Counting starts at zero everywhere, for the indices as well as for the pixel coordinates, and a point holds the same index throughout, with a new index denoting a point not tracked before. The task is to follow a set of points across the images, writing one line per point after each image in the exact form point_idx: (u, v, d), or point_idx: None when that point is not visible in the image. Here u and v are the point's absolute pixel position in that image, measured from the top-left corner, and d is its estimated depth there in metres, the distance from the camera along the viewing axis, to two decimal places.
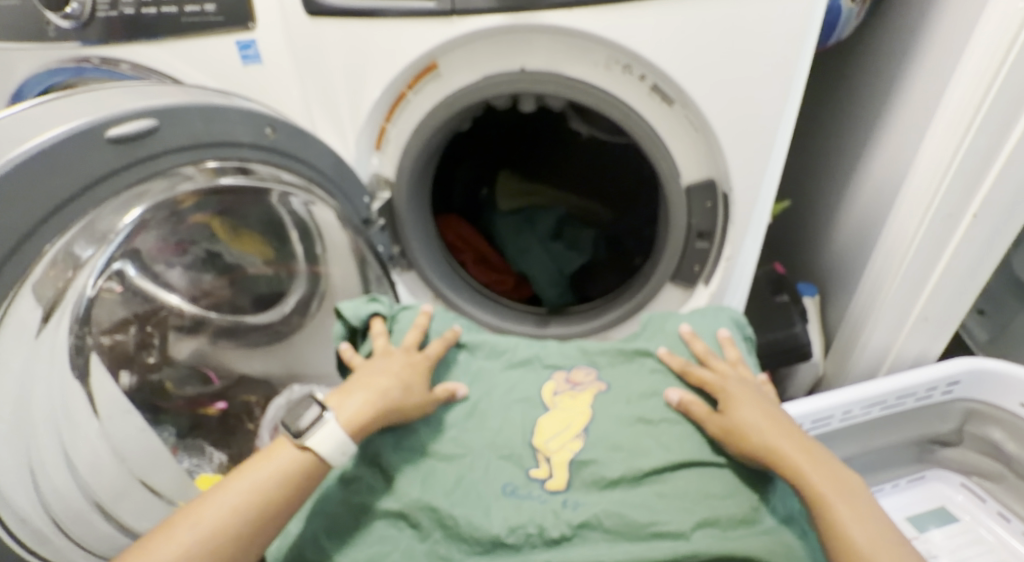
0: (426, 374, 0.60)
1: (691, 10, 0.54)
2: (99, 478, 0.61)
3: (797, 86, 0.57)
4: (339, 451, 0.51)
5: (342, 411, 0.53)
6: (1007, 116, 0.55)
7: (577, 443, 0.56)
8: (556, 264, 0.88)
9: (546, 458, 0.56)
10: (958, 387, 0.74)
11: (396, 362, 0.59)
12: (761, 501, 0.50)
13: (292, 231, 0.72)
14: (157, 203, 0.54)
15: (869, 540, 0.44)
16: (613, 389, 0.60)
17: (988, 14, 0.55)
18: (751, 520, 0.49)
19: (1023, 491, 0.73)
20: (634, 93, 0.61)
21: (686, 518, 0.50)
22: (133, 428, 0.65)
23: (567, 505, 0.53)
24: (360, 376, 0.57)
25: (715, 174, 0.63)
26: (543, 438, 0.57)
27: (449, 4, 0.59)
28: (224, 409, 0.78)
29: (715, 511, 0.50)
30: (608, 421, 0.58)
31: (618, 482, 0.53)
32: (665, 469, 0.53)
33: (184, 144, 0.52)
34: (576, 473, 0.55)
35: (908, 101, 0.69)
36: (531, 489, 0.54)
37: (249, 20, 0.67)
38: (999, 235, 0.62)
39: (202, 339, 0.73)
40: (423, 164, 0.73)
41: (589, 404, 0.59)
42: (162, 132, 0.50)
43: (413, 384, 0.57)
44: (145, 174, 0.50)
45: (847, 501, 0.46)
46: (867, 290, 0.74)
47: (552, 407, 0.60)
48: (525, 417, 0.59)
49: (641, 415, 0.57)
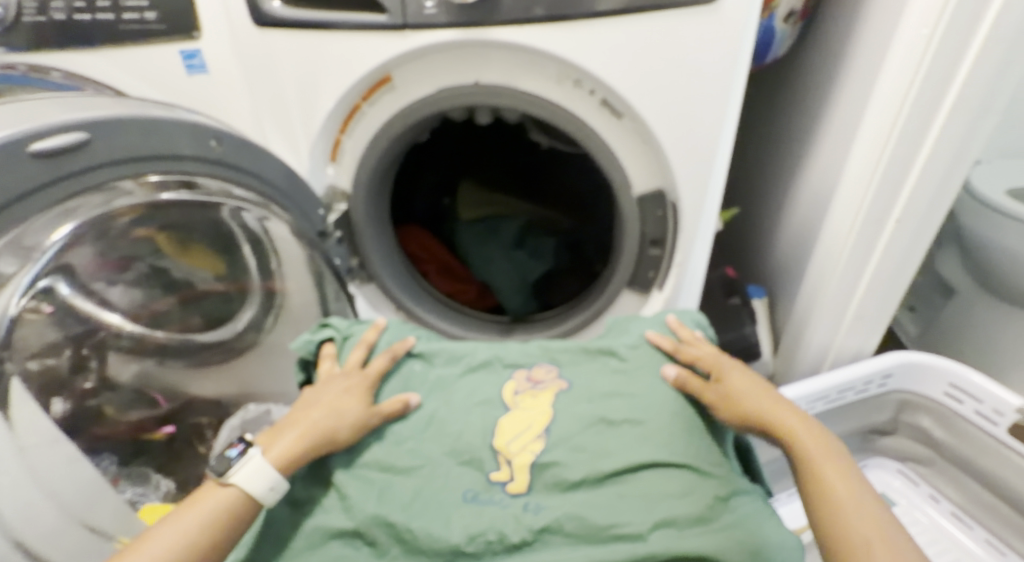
0: (367, 394, 0.59)
1: (633, 26, 0.56)
2: (32, 524, 0.53)
3: (736, 96, 0.59)
4: (271, 491, 0.51)
5: (271, 448, 0.52)
6: (921, 128, 0.60)
7: (538, 444, 0.55)
8: (519, 273, 0.88)
9: (507, 461, 0.54)
10: (891, 379, 0.79)
11: (334, 388, 0.58)
12: (719, 498, 0.49)
13: (244, 245, 0.70)
14: (91, 218, 0.51)
15: (851, 494, 0.47)
16: (574, 388, 0.59)
17: (903, 38, 0.60)
18: (709, 518, 0.48)
19: (952, 474, 0.79)
20: (584, 107, 0.63)
21: (645, 519, 0.49)
22: (64, 458, 0.56)
23: (529, 509, 0.51)
24: (297, 409, 0.57)
25: (664, 184, 0.65)
26: (503, 438, 0.55)
27: (400, 17, 0.59)
28: (173, 433, 0.76)
29: (673, 511, 0.49)
30: (571, 420, 0.56)
31: (581, 483, 0.52)
32: (629, 469, 0.52)
33: (117, 158, 0.49)
34: (538, 475, 0.54)
35: (836, 115, 0.74)
36: (492, 494, 0.53)
37: (194, 30, 0.64)
38: (918, 239, 0.67)
39: (146, 360, 0.70)
40: (380, 176, 0.73)
41: (549, 404, 0.58)
42: (95, 145, 0.47)
43: (350, 407, 0.57)
44: (75, 190, 0.47)
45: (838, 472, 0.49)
46: (808, 291, 0.79)
47: (513, 406, 0.59)
48: (485, 418, 0.58)
49: (604, 416, 0.55)
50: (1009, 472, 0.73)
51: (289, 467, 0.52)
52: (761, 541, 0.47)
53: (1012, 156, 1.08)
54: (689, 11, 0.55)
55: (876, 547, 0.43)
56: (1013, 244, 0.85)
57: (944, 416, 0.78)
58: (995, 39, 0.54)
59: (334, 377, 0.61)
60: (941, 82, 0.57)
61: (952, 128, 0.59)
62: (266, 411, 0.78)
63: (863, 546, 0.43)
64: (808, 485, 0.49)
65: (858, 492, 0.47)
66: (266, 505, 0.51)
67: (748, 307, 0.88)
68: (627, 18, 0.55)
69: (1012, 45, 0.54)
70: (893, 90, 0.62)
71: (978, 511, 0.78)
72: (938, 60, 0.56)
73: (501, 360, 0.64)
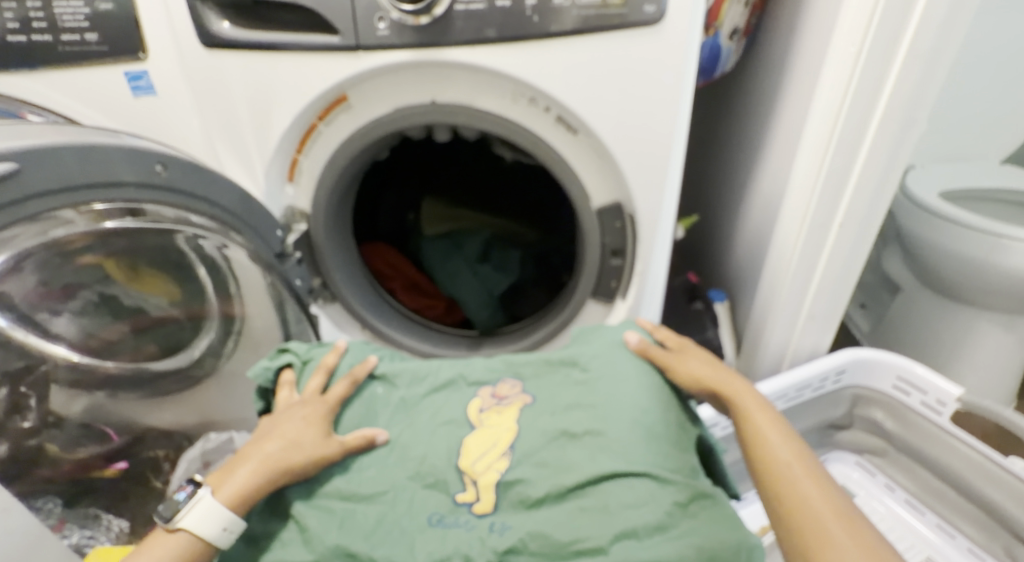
0: (327, 425, 0.58)
1: (584, 45, 0.57)
2: None
3: (684, 109, 0.60)
4: (228, 533, 0.52)
5: (224, 488, 0.53)
6: (856, 138, 0.63)
7: (503, 462, 0.55)
8: (485, 287, 0.89)
9: (472, 482, 0.55)
10: (845, 375, 0.83)
11: (292, 419, 0.58)
12: (677, 504, 0.49)
13: (200, 267, 0.68)
14: (27, 249, 0.49)
15: (797, 461, 0.51)
16: (538, 402, 0.60)
17: (836, 51, 0.63)
18: (667, 526, 0.48)
19: (906, 463, 0.83)
20: (540, 124, 0.63)
21: (606, 530, 0.48)
22: None
23: (494, 530, 0.51)
24: (255, 442, 0.57)
25: (621, 197, 0.67)
26: (469, 459, 0.56)
27: (353, 39, 0.58)
28: (125, 469, 0.72)
29: (633, 521, 0.48)
30: (534, 435, 0.56)
31: (542, 501, 0.52)
32: (589, 482, 0.51)
33: (52, 187, 0.47)
34: (503, 494, 0.54)
35: (781, 124, 0.78)
36: (458, 516, 0.53)
37: (140, 51, 0.62)
38: (861, 242, 0.70)
39: (97, 393, 0.67)
40: (339, 195, 0.73)
41: (514, 419, 0.58)
42: (25, 175, 0.45)
43: (308, 441, 0.56)
44: (7, 221, 0.45)
45: (780, 434, 0.53)
46: (763, 294, 0.81)
47: (479, 425, 0.59)
48: (450, 438, 0.58)
49: (564, 429, 0.56)
50: (955, 458, 0.77)
51: (242, 506, 0.53)
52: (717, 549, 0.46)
53: (945, 159, 1.14)
54: (634, 32, 0.56)
55: (806, 488, 0.48)
56: (945, 244, 0.90)
57: (896, 409, 0.82)
58: (915, 54, 0.57)
59: (293, 407, 0.60)
60: (870, 95, 0.61)
61: (882, 138, 0.62)
62: (228, 438, 0.78)
63: (796, 487, 0.49)
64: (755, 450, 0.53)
65: (792, 446, 0.52)
66: (221, 546, 0.52)
67: (710, 312, 0.92)
68: (579, 37, 0.57)
69: (931, 60, 0.58)
70: (829, 104, 0.65)
71: (929, 497, 0.81)
72: (866, 74, 0.60)
73: (464, 378, 0.64)
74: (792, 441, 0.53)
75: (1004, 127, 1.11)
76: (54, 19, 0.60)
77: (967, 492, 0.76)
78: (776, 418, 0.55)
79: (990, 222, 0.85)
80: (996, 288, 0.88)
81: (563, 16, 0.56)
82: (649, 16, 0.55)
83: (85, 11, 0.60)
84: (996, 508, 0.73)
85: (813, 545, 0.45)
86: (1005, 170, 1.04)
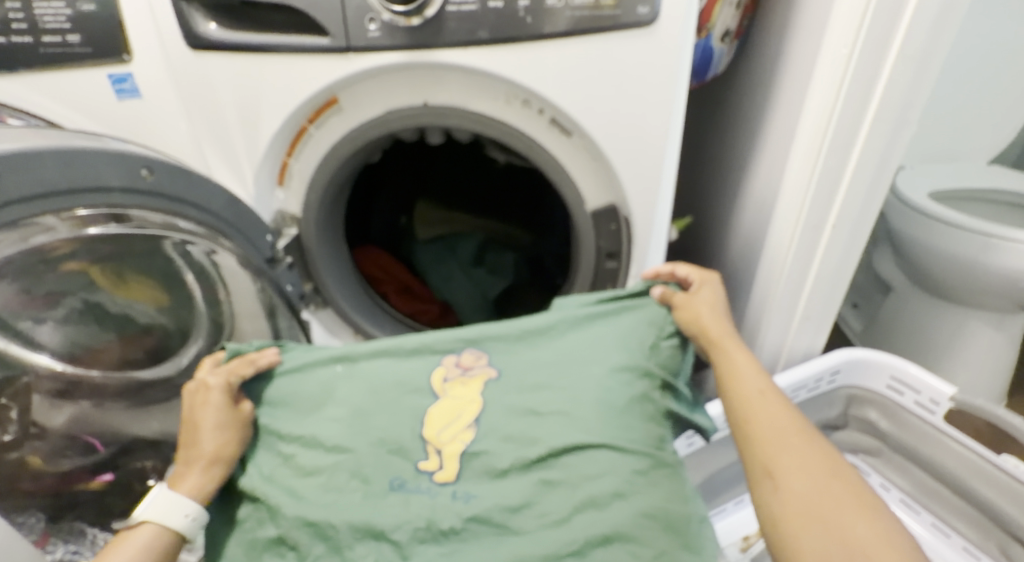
0: (232, 393, 0.58)
1: (573, 46, 0.56)
2: None
3: (679, 110, 0.60)
4: (196, 523, 0.53)
5: (178, 486, 0.53)
6: (848, 139, 0.63)
7: (468, 434, 0.55)
8: (479, 290, 0.90)
9: (436, 450, 0.54)
10: (839, 376, 0.83)
11: (196, 408, 0.56)
12: (637, 472, 0.50)
13: (188, 274, 0.67)
14: (7, 255, 0.48)
15: (768, 392, 0.51)
16: (503, 377, 0.58)
17: (828, 50, 0.63)
18: (626, 492, 0.49)
19: (900, 463, 0.83)
20: (533, 126, 0.63)
21: (567, 503, 0.50)
22: None
23: (458, 498, 0.52)
24: (180, 448, 0.56)
25: (615, 199, 0.66)
26: (433, 428, 0.55)
27: (344, 40, 0.57)
28: (111, 480, 0.70)
29: (593, 492, 0.50)
30: (498, 410, 0.56)
31: (507, 472, 0.52)
32: (552, 454, 0.52)
33: (34, 193, 0.46)
34: (467, 464, 0.54)
35: (774, 123, 0.77)
36: (419, 482, 0.53)
37: (124, 53, 0.61)
38: (854, 241, 0.71)
39: (82, 403, 0.65)
40: (330, 199, 0.72)
41: (479, 391, 0.57)
42: (8, 179, 0.44)
43: (223, 416, 0.56)
44: None
45: (754, 369, 0.53)
46: (756, 296, 0.81)
47: (443, 394, 0.57)
48: (415, 407, 0.57)
49: (531, 406, 0.55)
50: (949, 457, 0.77)
51: (204, 498, 0.54)
52: (668, 514, 0.49)
53: (935, 161, 1.15)
54: (626, 33, 0.56)
55: (779, 424, 0.48)
56: (935, 245, 0.90)
57: (889, 408, 0.83)
58: (905, 57, 0.58)
59: (191, 392, 0.57)
60: (862, 96, 0.61)
61: (874, 139, 0.63)
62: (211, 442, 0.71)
63: (763, 411, 0.49)
64: (727, 383, 0.53)
65: (766, 381, 0.52)
66: (189, 534, 0.53)
67: None
68: (572, 38, 0.56)
69: (921, 62, 0.58)
70: (820, 105, 0.65)
71: (924, 497, 0.82)
72: (858, 75, 0.60)
73: (429, 347, 0.60)
74: (764, 376, 0.53)
75: (992, 130, 1.12)
76: (35, 20, 0.58)
77: (962, 491, 0.77)
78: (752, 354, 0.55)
79: (981, 222, 0.86)
80: (985, 288, 0.89)
81: (556, 17, 0.55)
82: (643, 17, 0.55)
83: (67, 12, 0.58)
84: (991, 508, 0.74)
85: (775, 465, 0.45)
86: (993, 171, 1.05)
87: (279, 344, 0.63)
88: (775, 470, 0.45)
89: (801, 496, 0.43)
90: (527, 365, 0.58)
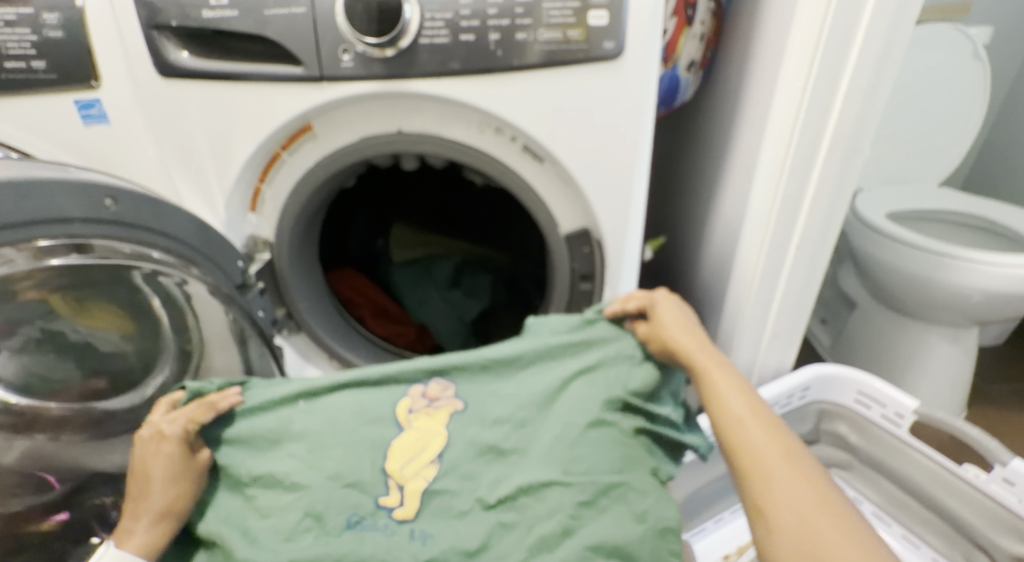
0: (189, 441, 0.56)
1: (539, 74, 0.58)
2: None
3: (646, 135, 0.61)
4: None
5: (126, 542, 0.52)
6: (807, 165, 0.66)
7: (430, 470, 0.56)
8: (455, 312, 0.90)
9: (398, 486, 0.55)
10: (810, 391, 0.85)
11: (150, 456, 0.55)
12: (582, 504, 0.52)
13: (154, 301, 0.65)
14: None
15: (748, 412, 0.51)
16: (468, 409, 0.59)
17: (783, 81, 0.65)
18: (572, 529, 0.51)
19: (870, 477, 0.86)
20: (505, 152, 0.64)
21: (520, 545, 0.51)
22: None
23: (415, 538, 0.52)
24: (129, 497, 0.55)
25: (588, 223, 0.67)
26: (396, 463, 0.56)
27: (317, 70, 0.58)
28: (66, 519, 0.68)
29: (541, 532, 0.51)
30: (460, 446, 0.57)
31: (466, 514, 0.54)
32: (513, 495, 0.53)
33: None
34: (427, 502, 0.55)
35: (738, 147, 0.80)
36: (377, 519, 0.54)
37: (92, 78, 0.60)
38: (817, 262, 0.73)
39: (38, 436, 0.63)
40: (303, 225, 0.72)
41: (444, 424, 0.58)
42: None
43: (176, 467, 0.54)
44: None
45: (733, 388, 0.53)
46: (727, 315, 0.82)
47: (406, 426, 0.58)
48: (376, 439, 0.57)
49: (492, 444, 0.56)
50: (916, 470, 0.80)
51: (153, 551, 0.53)
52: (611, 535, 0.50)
53: (895, 179, 1.20)
54: (596, 66, 0.57)
55: (760, 443, 0.48)
56: (894, 263, 0.94)
57: (859, 422, 0.85)
58: (854, 90, 0.61)
59: (145, 439, 0.56)
60: (817, 127, 0.64)
61: (830, 167, 0.66)
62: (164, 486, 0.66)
63: (747, 435, 0.49)
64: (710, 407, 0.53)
65: (747, 400, 0.52)
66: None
67: None
68: (546, 70, 0.58)
69: (869, 95, 0.61)
70: (778, 133, 0.67)
71: (893, 508, 0.84)
72: (812, 108, 0.62)
73: (395, 378, 0.61)
74: (745, 393, 0.53)
75: (945, 152, 1.18)
76: None
77: (928, 503, 0.80)
78: (732, 371, 0.55)
79: (935, 242, 0.90)
80: (941, 305, 0.93)
81: (527, 51, 0.57)
82: (609, 51, 0.57)
83: (32, 38, 0.58)
84: (956, 517, 0.76)
85: (762, 493, 0.46)
86: (946, 192, 1.10)
87: (242, 384, 0.62)
88: (760, 500, 0.46)
89: (789, 522, 0.43)
90: (492, 396, 0.59)
